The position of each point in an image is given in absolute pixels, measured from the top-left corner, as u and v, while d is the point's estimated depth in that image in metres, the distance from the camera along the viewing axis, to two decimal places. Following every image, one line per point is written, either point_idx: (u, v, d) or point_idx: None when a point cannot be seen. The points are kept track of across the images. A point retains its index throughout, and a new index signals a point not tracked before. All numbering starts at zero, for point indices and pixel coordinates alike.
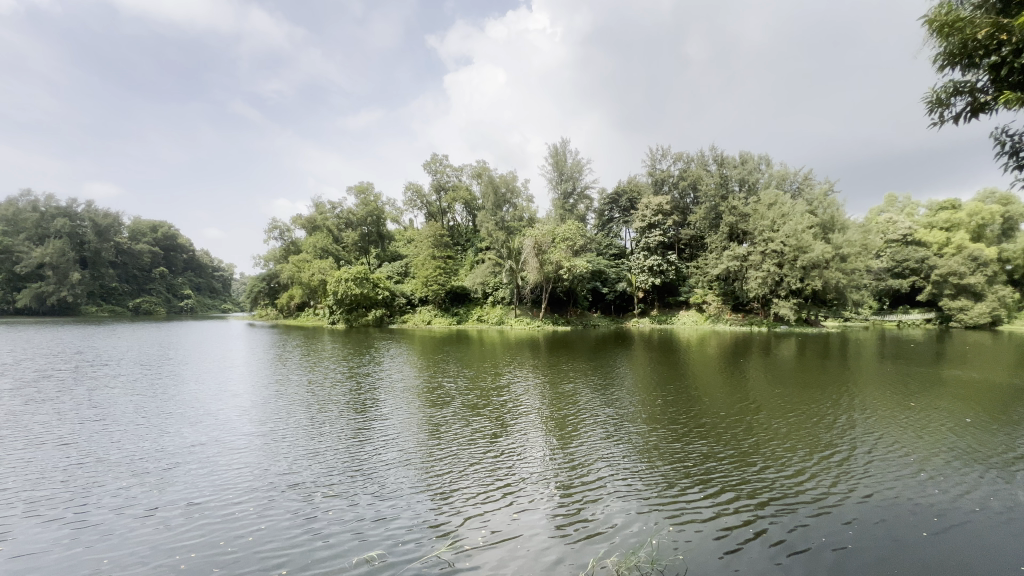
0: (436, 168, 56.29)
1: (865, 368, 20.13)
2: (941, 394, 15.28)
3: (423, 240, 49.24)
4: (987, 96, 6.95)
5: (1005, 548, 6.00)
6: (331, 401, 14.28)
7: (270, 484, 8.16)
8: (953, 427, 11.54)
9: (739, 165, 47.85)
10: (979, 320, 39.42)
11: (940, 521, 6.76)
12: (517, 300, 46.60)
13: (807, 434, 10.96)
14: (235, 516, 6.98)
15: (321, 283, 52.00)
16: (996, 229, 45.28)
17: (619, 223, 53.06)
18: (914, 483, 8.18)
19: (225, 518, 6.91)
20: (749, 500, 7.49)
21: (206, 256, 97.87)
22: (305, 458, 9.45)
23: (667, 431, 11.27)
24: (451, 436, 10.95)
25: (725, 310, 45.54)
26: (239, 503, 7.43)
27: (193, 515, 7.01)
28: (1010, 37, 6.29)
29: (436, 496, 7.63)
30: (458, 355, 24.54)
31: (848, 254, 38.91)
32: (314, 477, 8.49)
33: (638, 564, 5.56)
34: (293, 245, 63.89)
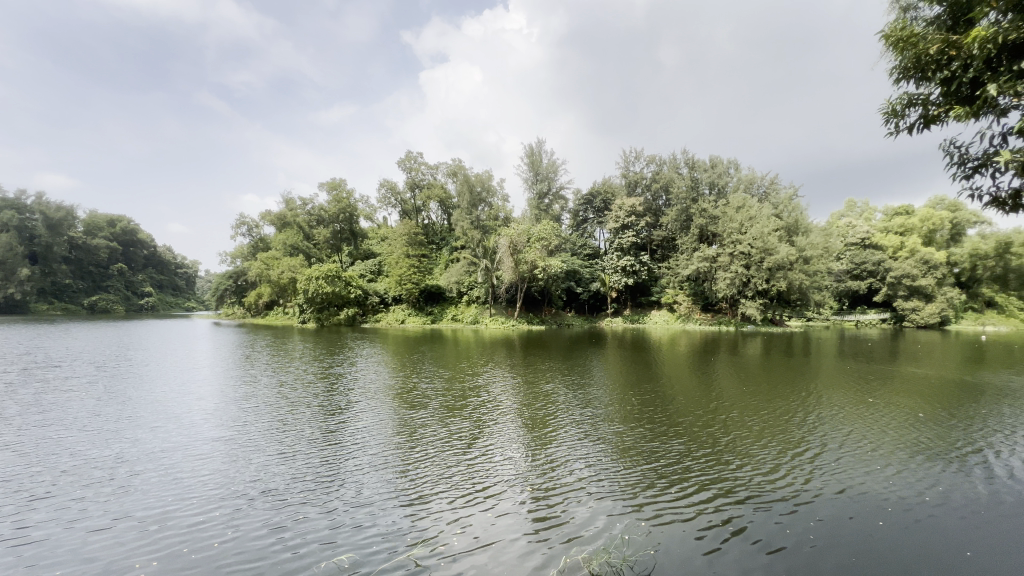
0: (411, 165, 55.63)
1: (828, 366, 21.07)
2: (901, 390, 16.17)
3: (397, 237, 48.70)
4: (938, 109, 7.31)
5: (960, 540, 6.39)
6: (303, 404, 13.95)
7: (240, 492, 7.91)
8: (914, 423, 12.19)
9: (709, 169, 49.28)
10: (930, 319, 41.76)
11: (899, 514, 7.16)
12: (492, 299, 46.64)
13: (779, 431, 11.38)
14: (200, 528, 6.73)
15: (291, 281, 50.66)
16: (945, 234, 48.12)
17: (593, 223, 53.61)
18: (878, 478, 8.62)
19: (190, 529, 6.67)
20: (726, 499, 7.70)
21: (168, 252, 93.96)
22: (276, 464, 9.18)
23: (643, 431, 11.51)
24: (428, 438, 10.90)
25: (695, 310, 46.72)
26: (204, 513, 7.14)
27: (154, 527, 6.73)
28: (958, 54, 6.59)
29: (416, 501, 7.55)
30: (433, 355, 24.37)
31: (811, 256, 40.50)
32: (287, 484, 8.23)
33: (615, 563, 5.65)
34: (261, 242, 62.09)
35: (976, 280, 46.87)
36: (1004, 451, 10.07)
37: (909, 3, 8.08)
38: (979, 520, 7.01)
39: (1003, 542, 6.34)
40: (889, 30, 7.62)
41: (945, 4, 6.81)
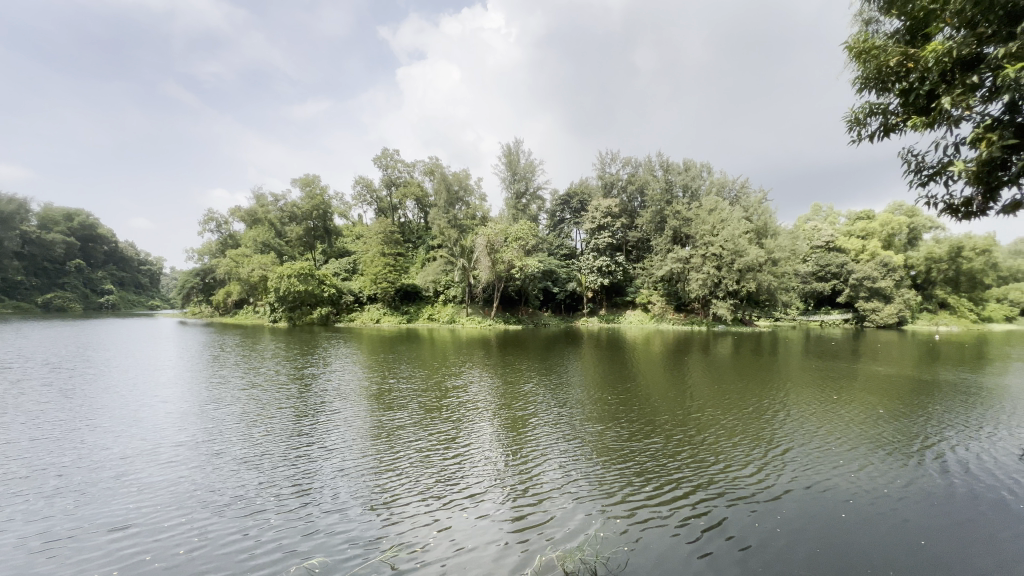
0: (387, 163, 54.97)
1: (794, 365, 21.82)
2: (863, 387, 16.89)
3: (372, 236, 48.06)
4: (896, 119, 7.66)
5: (912, 529, 6.81)
6: (275, 406, 13.64)
7: (209, 498, 7.72)
8: (879, 420, 12.73)
9: (683, 172, 50.38)
10: (888, 319, 43.72)
11: (863, 508, 7.49)
12: (468, 299, 46.50)
13: (750, 429, 11.72)
14: (164, 538, 6.48)
15: (262, 279, 49.32)
16: (903, 239, 50.47)
17: (570, 223, 54.00)
18: (845, 474, 8.97)
19: (158, 537, 6.51)
20: (703, 497, 7.85)
21: (130, 248, 90.09)
22: (246, 470, 8.89)
23: (620, 430, 11.67)
24: (405, 440, 10.80)
25: (669, 310, 47.68)
26: (167, 523, 6.88)
27: (118, 536, 6.53)
28: (916, 66, 6.92)
29: (395, 506, 7.43)
30: (409, 355, 24.10)
31: (779, 258, 41.81)
32: (259, 491, 7.99)
33: (589, 561, 5.75)
34: (230, 239, 60.30)
35: (931, 283, 49.29)
36: (959, 444, 10.66)
37: (870, 17, 8.44)
38: (934, 510, 7.44)
39: (955, 530, 6.75)
40: (852, 42, 7.93)
41: (903, 20, 7.14)
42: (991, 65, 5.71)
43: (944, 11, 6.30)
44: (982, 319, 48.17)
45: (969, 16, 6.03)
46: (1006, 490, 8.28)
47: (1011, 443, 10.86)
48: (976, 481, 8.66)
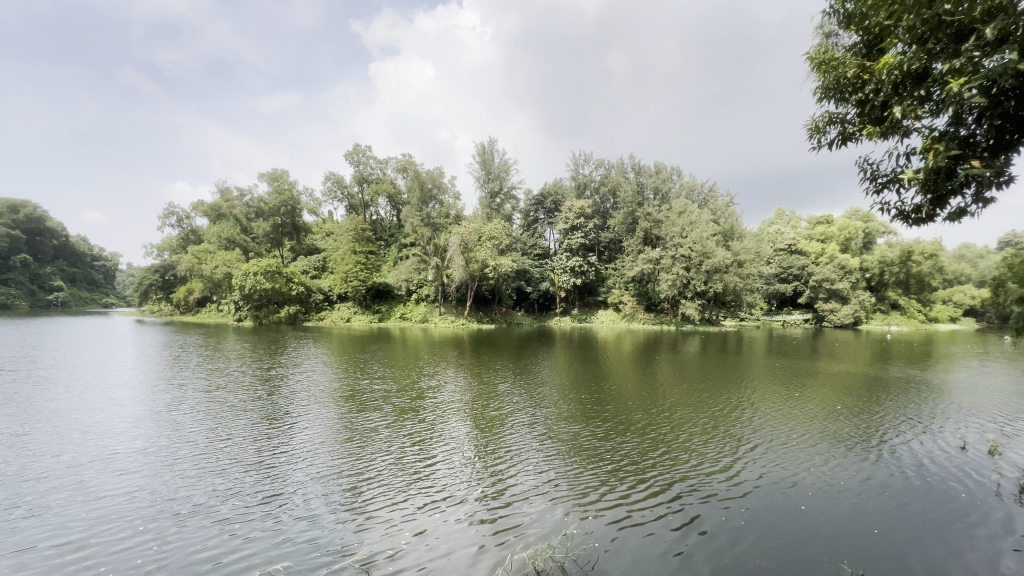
0: (359, 159, 53.98)
1: (757, 363, 22.68)
2: (821, 384, 17.71)
3: (343, 233, 47.19)
4: (854, 128, 8.02)
5: (868, 519, 7.21)
6: (241, 408, 13.22)
7: (171, 508, 7.41)
8: (834, 415, 13.41)
9: (654, 174, 51.44)
10: (845, 320, 45.81)
11: (823, 501, 7.87)
12: (441, 298, 46.18)
13: (719, 427, 12.08)
14: (121, 554, 6.16)
15: (226, 276, 47.67)
16: (859, 242, 52.95)
17: (544, 224, 54.24)
18: (807, 469, 9.37)
19: (116, 551, 6.22)
20: (674, 495, 8.05)
21: (83, 242, 85.50)
22: (211, 478, 8.57)
23: (593, 430, 11.84)
24: (379, 443, 10.64)
25: (639, 310, 48.57)
26: (124, 537, 6.55)
27: (74, 550, 6.22)
28: (871, 78, 7.26)
29: (367, 512, 7.28)
30: (381, 355, 23.71)
31: (744, 260, 43.20)
32: (225, 500, 7.71)
33: (560, 559, 5.86)
34: (193, 234, 58.05)
35: (884, 285, 51.90)
36: (909, 438, 11.30)
37: (831, 30, 8.81)
38: (887, 501, 7.90)
39: (907, 520, 7.15)
40: (812, 54, 8.26)
41: (861, 35, 7.48)
42: (937, 81, 6.05)
43: (897, 26, 6.62)
44: (929, 319, 51.13)
45: (918, 34, 6.36)
46: (953, 479, 8.85)
47: (955, 435, 11.58)
48: (927, 473, 9.21)
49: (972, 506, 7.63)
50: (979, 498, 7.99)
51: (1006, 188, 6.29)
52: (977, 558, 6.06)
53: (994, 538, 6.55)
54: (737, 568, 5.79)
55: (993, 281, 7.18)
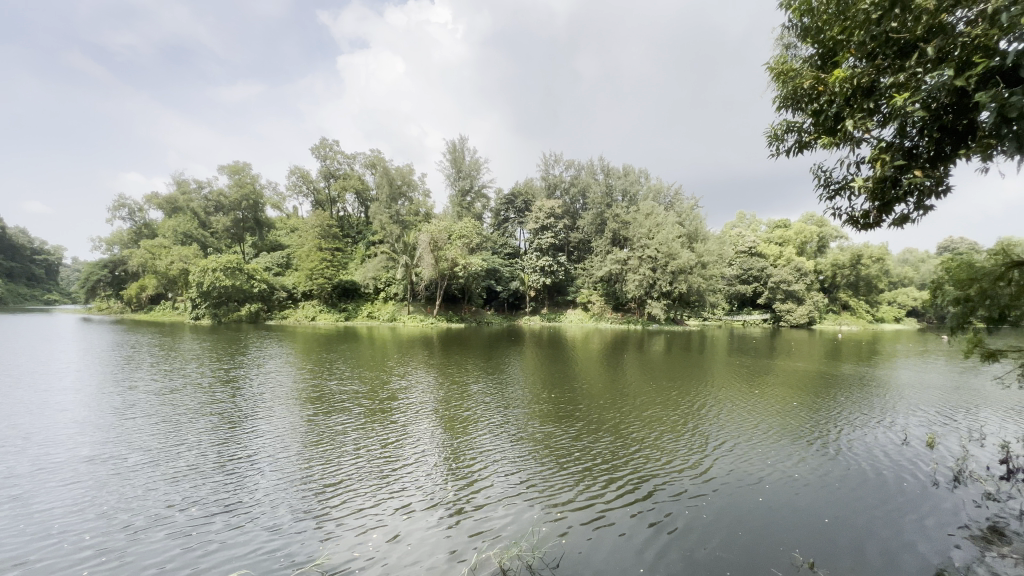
0: (325, 153, 52.68)
1: (718, 361, 23.49)
2: (777, 381, 18.54)
3: (308, 229, 45.95)
4: (808, 136, 8.38)
5: (819, 509, 7.63)
6: (200, 412, 12.66)
7: (125, 520, 7.05)
8: (788, 411, 14.09)
9: (622, 176, 52.45)
10: (800, 320, 48.03)
11: (779, 494, 8.28)
12: (410, 296, 45.62)
13: (683, 425, 12.47)
14: (66, 572, 5.81)
15: (182, 272, 45.56)
16: (813, 246, 55.72)
17: (514, 223, 54.30)
18: (765, 463, 9.81)
19: (63, 568, 5.85)
20: (643, 493, 8.24)
21: (24, 235, 79.90)
22: (164, 487, 8.15)
23: (564, 430, 11.98)
24: (347, 446, 10.42)
25: (607, 310, 49.42)
26: (70, 554, 6.17)
27: (15, 569, 5.81)
28: (825, 88, 7.57)
29: (335, 518, 7.16)
30: (346, 354, 23.23)
31: (708, 262, 44.60)
32: (181, 509, 7.40)
33: (527, 557, 5.98)
34: (146, 228, 55.17)
35: (835, 286, 54.69)
36: (858, 432, 11.97)
37: (790, 41, 9.15)
38: (835, 491, 8.43)
39: (853, 509, 7.64)
40: (771, 65, 8.60)
41: (816, 48, 7.81)
42: (886, 94, 6.36)
43: (848, 43, 6.97)
44: (876, 319, 54.30)
45: (868, 50, 6.67)
46: (894, 469, 9.50)
47: (898, 429, 12.37)
48: (872, 464, 9.82)
49: (911, 494, 8.22)
50: (917, 486, 8.60)
51: (944, 197, 6.75)
52: (915, 543, 6.52)
53: (930, 524, 7.09)
54: (698, 562, 6.01)
55: (931, 284, 7.67)
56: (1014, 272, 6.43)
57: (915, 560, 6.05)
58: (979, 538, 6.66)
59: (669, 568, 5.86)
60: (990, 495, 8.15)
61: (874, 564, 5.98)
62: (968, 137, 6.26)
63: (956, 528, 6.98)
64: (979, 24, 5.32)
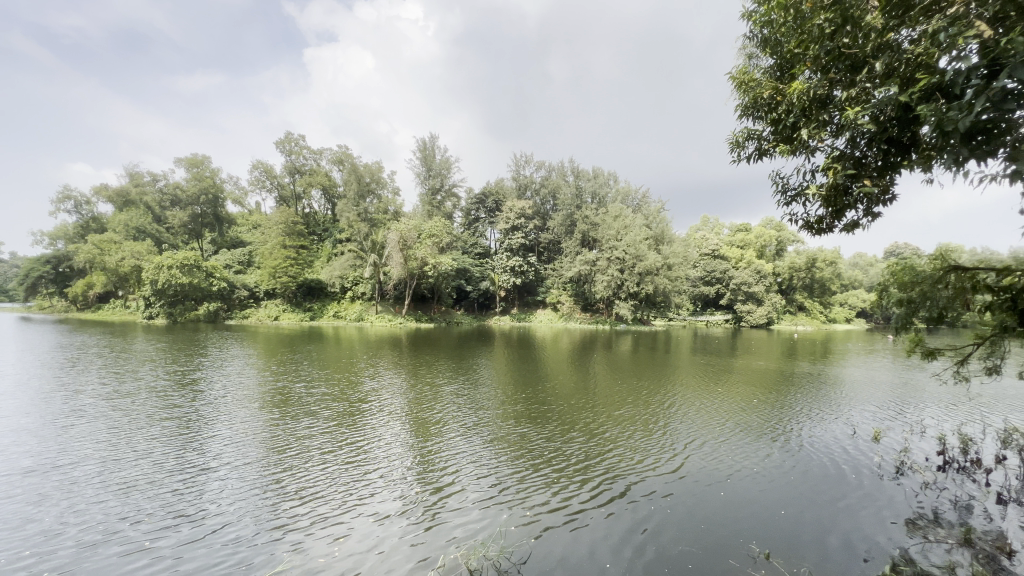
0: (290, 148, 51.12)
1: (682, 360, 24.16)
2: (737, 379, 19.25)
3: (272, 226, 44.47)
4: (767, 145, 8.67)
5: (774, 502, 7.98)
6: (154, 418, 12.07)
7: (69, 535, 6.66)
8: (748, 408, 14.63)
9: (592, 179, 53.21)
10: (759, 320, 49.95)
11: (738, 489, 8.60)
12: (378, 296, 44.88)
13: (649, 423, 12.78)
14: None
15: (134, 269, 43.29)
16: (772, 250, 58.12)
17: (484, 223, 54.12)
18: (727, 460, 10.17)
19: None
20: (611, 492, 8.40)
21: None
22: (113, 500, 7.70)
23: (535, 431, 12.05)
24: (311, 452, 10.12)
25: (576, 310, 49.99)
26: (9, 572, 5.80)
27: None
28: (783, 99, 7.85)
29: (298, 528, 6.97)
30: (310, 355, 22.78)
31: (674, 263, 45.77)
32: (133, 521, 7.07)
33: (494, 558, 6.01)
34: (94, 222, 52.13)
35: (792, 288, 57.14)
36: (812, 428, 12.57)
37: (750, 51, 9.45)
38: (790, 484, 8.84)
39: (806, 501, 8.03)
40: (733, 74, 8.88)
41: (774, 58, 8.09)
42: (838, 106, 6.65)
43: (804, 55, 7.26)
44: (829, 319, 57.10)
45: (822, 63, 6.96)
46: (844, 462, 10.03)
47: (848, 424, 13.03)
48: (823, 457, 10.36)
49: (857, 485, 8.72)
50: (864, 478, 9.11)
51: (890, 204, 7.18)
52: (860, 530, 6.94)
53: (876, 514, 7.53)
54: (661, 558, 6.17)
55: (877, 287, 8.09)
56: (949, 276, 6.67)
57: (862, 548, 6.43)
58: (916, 525, 7.14)
59: (633, 564, 6.03)
60: (927, 484, 8.72)
61: (822, 552, 6.33)
62: (911, 149, 6.62)
63: (897, 515, 7.46)
64: (920, 43, 5.66)
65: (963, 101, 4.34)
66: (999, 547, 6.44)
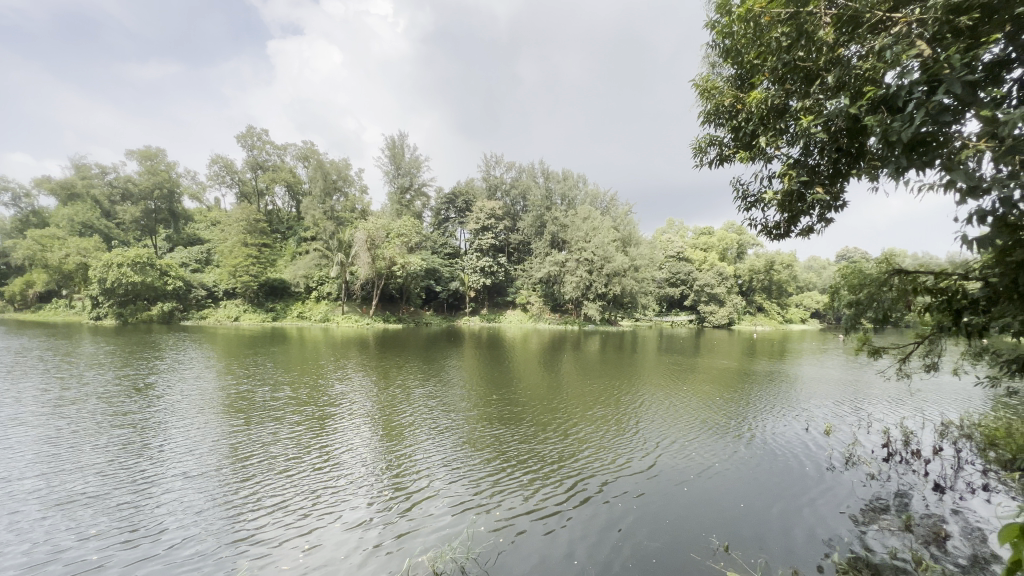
0: (252, 143, 49.32)
1: (647, 360, 24.78)
2: (700, 378, 19.89)
3: (233, 223, 42.82)
4: (728, 151, 8.91)
5: (734, 496, 8.30)
6: (102, 426, 11.37)
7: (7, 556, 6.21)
8: (709, 406, 15.19)
9: (561, 181, 53.77)
10: (722, 321, 51.67)
11: (703, 485, 8.89)
12: (345, 296, 43.91)
13: (618, 423, 13.02)
14: None
15: (80, 267, 40.79)
16: (733, 252, 60.35)
17: (454, 223, 53.77)
18: (692, 457, 10.48)
19: None
20: (581, 492, 8.50)
21: None
22: (58, 517, 7.19)
23: (507, 433, 12.07)
24: (274, 459, 9.78)
25: (546, 310, 50.39)
26: None
27: None
28: (743, 107, 8.10)
29: (258, 539, 6.75)
30: (274, 355, 22.54)
31: (640, 265, 46.75)
32: (81, 539, 6.66)
33: (461, 559, 6.06)
34: (35, 216, 48.80)
35: (752, 290, 59.41)
36: (770, 423, 13.13)
37: (713, 59, 9.71)
38: (749, 478, 9.20)
39: (764, 494, 8.37)
40: (697, 81, 9.08)
41: (736, 68, 8.34)
42: (793, 115, 6.93)
43: (763, 67, 7.58)
44: (785, 320, 59.66)
45: (780, 75, 7.22)
46: (800, 456, 10.50)
47: (803, 419, 13.68)
48: (781, 452, 10.82)
49: (811, 478, 9.16)
50: (817, 471, 9.57)
51: (841, 211, 7.52)
52: (813, 521, 7.30)
53: (825, 504, 7.92)
54: (627, 554, 6.33)
55: (830, 289, 8.47)
56: (894, 279, 7.05)
57: (815, 537, 6.77)
58: (863, 514, 7.55)
59: (598, 560, 6.18)
60: (873, 475, 9.23)
61: (780, 543, 6.62)
62: (859, 160, 6.97)
63: (845, 505, 7.89)
64: (866, 59, 5.96)
65: (906, 113, 4.61)
66: (935, 531, 6.89)
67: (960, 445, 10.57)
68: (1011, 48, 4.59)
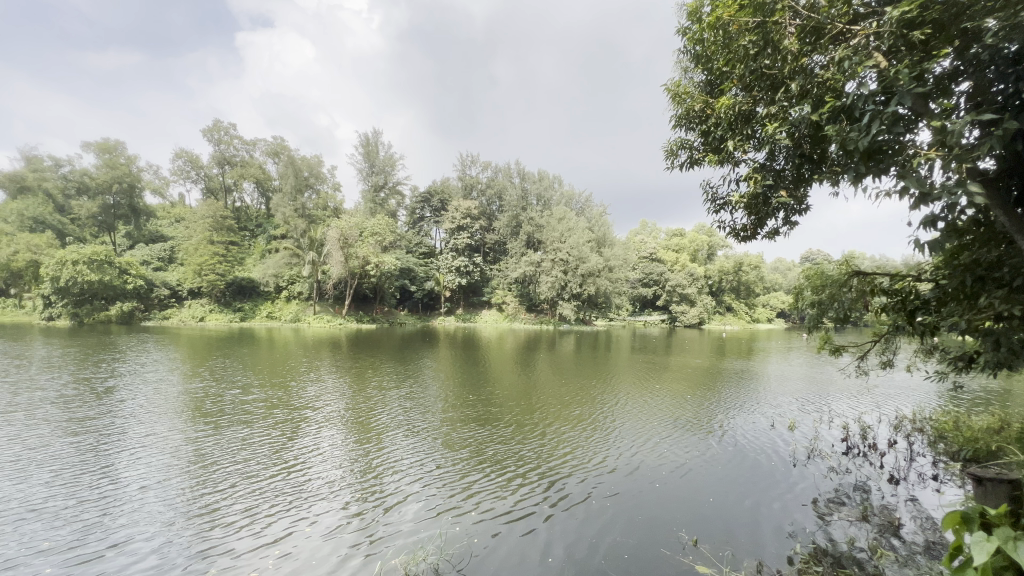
0: (220, 137, 47.66)
1: (621, 359, 25.19)
2: (672, 377, 20.32)
3: (198, 220, 41.38)
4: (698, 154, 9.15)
5: (704, 491, 8.54)
6: (56, 433, 10.80)
7: None
8: (680, 404, 15.48)
9: (537, 181, 54.03)
10: (692, 320, 52.91)
11: (676, 481, 9.10)
12: (317, 295, 43.01)
13: (594, 423, 13.12)
14: None
15: (31, 264, 38.68)
16: (703, 253, 61.78)
17: (430, 223, 53.34)
18: (667, 455, 10.66)
19: None
20: (559, 492, 8.55)
21: None
22: (5, 532, 6.80)
23: (486, 434, 12.01)
24: (243, 465, 9.48)
25: (521, 310, 50.57)
26: None
27: None
28: (713, 111, 8.29)
29: (223, 547, 6.56)
30: (245, 355, 22.34)
31: (614, 266, 47.34)
32: (34, 552, 6.35)
33: (434, 560, 6.07)
34: None
35: (722, 290, 61.00)
36: (740, 419, 13.54)
37: (685, 64, 9.89)
38: (718, 473, 9.46)
39: (732, 489, 8.64)
40: (670, 85, 9.22)
41: (707, 74, 8.52)
42: (759, 121, 7.14)
43: (732, 73, 7.81)
44: (753, 319, 61.54)
45: (748, 81, 7.42)
46: (767, 451, 10.84)
47: (769, 415, 14.14)
48: (751, 448, 11.13)
49: (777, 471, 9.49)
50: (782, 464, 9.92)
51: (804, 214, 7.81)
52: (776, 512, 7.58)
53: (788, 497, 8.22)
54: (601, 551, 6.43)
55: (794, 289, 8.76)
56: (853, 280, 7.33)
57: (777, 528, 7.04)
58: (823, 505, 7.87)
59: (572, 558, 6.25)
60: (833, 468, 9.61)
61: (744, 534, 6.86)
62: (821, 165, 7.25)
63: (807, 496, 8.21)
64: (828, 68, 6.17)
65: (862, 122, 4.83)
66: (889, 520, 7.23)
67: (912, 439, 11.11)
68: (958, 63, 4.83)
